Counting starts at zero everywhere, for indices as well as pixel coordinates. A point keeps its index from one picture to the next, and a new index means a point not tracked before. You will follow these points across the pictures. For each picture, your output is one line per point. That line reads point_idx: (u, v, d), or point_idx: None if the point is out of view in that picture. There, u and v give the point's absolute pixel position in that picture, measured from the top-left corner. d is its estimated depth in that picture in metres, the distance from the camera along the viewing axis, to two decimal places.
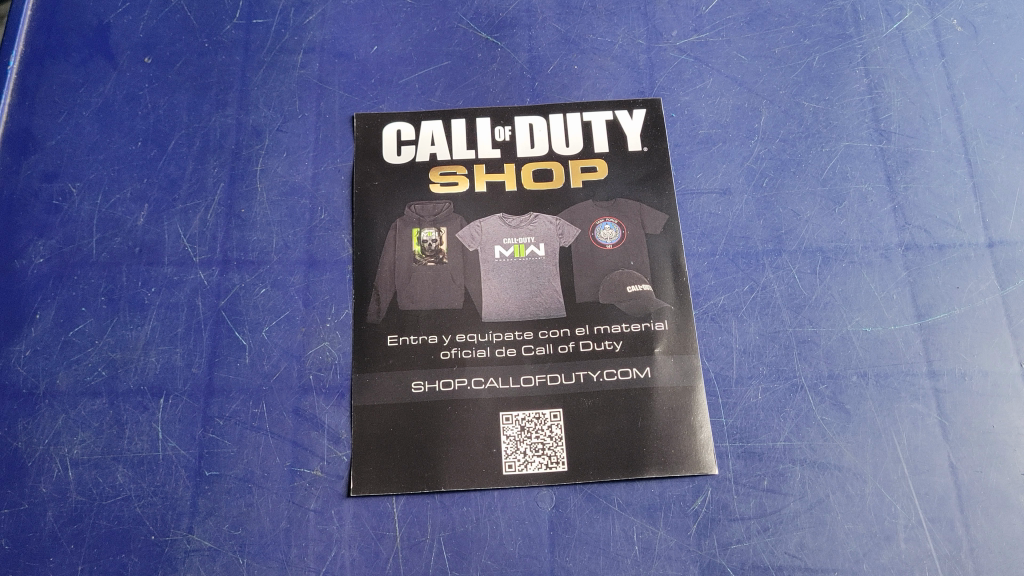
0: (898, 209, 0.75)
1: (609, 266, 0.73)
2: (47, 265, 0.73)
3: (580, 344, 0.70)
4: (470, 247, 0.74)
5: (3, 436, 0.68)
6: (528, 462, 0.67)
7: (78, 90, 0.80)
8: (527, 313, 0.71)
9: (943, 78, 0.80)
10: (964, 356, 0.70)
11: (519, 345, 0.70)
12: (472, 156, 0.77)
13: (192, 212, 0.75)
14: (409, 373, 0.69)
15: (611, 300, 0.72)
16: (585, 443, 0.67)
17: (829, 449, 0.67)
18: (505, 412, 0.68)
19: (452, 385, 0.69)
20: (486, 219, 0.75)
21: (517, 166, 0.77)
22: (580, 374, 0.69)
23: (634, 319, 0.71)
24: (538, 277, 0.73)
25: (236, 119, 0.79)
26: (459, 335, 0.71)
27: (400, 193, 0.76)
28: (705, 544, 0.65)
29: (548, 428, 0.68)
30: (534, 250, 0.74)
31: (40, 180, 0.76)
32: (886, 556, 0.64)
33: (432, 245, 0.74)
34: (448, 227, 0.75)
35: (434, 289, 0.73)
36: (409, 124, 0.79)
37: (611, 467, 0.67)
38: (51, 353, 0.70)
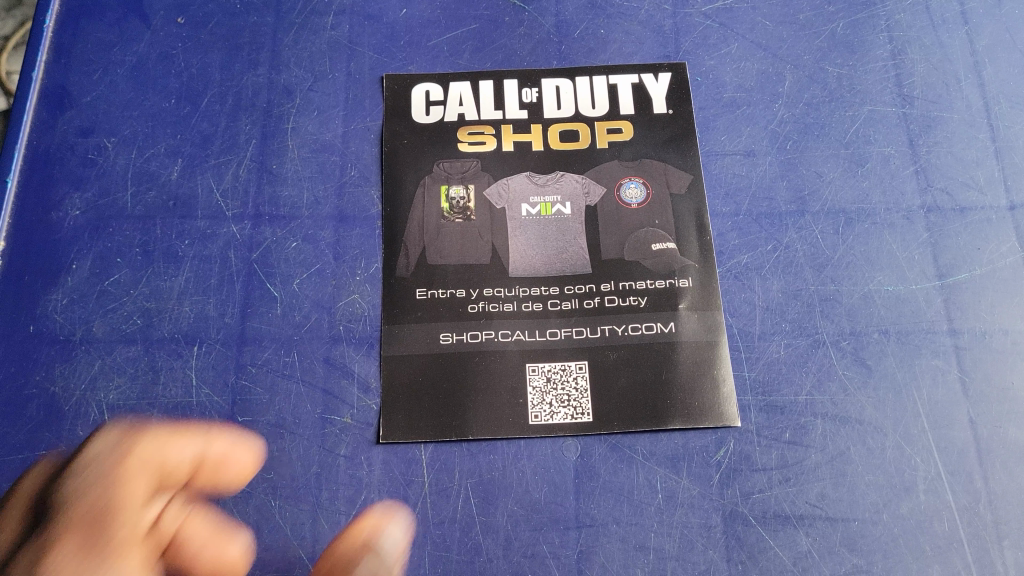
0: (921, 171, 0.76)
1: (634, 223, 0.74)
2: (83, 217, 0.75)
3: (605, 299, 0.72)
4: (497, 205, 0.75)
5: (40, 381, 0.69)
6: (554, 412, 0.68)
7: (113, 49, 0.82)
8: (553, 269, 0.73)
9: (966, 45, 0.81)
10: (985, 315, 0.71)
11: (546, 300, 0.72)
12: (499, 117, 0.78)
13: (224, 167, 0.77)
14: (438, 325, 0.71)
15: (636, 257, 0.73)
16: (610, 395, 0.69)
17: (850, 404, 0.68)
18: (531, 364, 0.70)
19: (479, 337, 0.70)
20: (513, 177, 0.76)
21: (544, 127, 0.78)
22: (606, 328, 0.71)
23: (659, 275, 0.72)
24: (564, 235, 0.74)
25: (268, 78, 0.80)
26: (486, 290, 0.72)
27: (429, 151, 0.77)
28: (727, 493, 0.66)
29: (574, 379, 0.69)
30: (561, 208, 0.75)
31: (76, 136, 0.78)
32: (905, 506, 0.65)
33: (460, 202, 0.75)
34: (476, 185, 0.76)
35: (461, 245, 0.74)
36: (437, 85, 0.80)
37: (636, 418, 0.68)
38: (87, 302, 0.72)
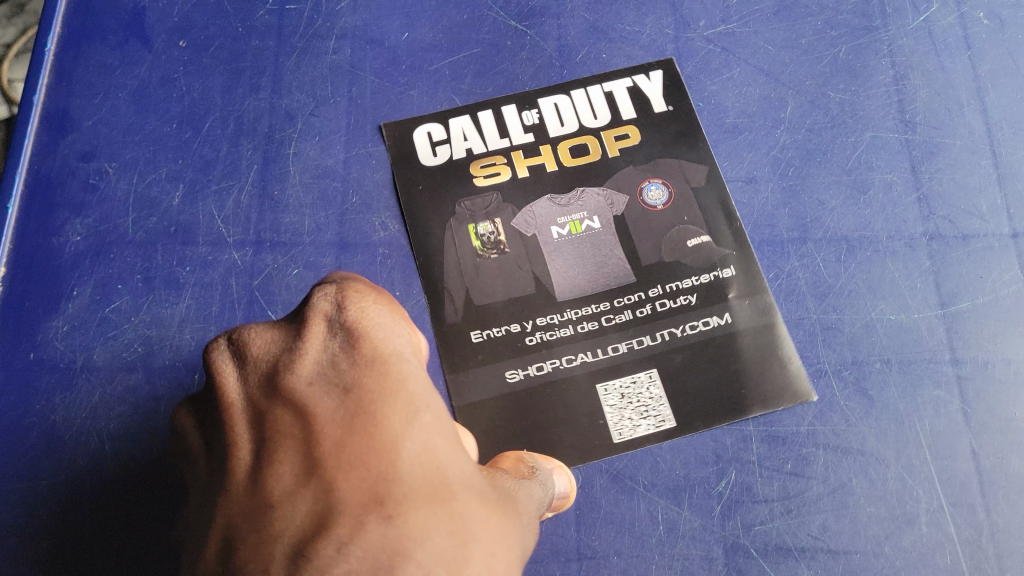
0: (923, 199, 0.76)
1: (667, 223, 0.75)
2: (85, 242, 0.75)
3: (656, 304, 0.72)
4: (528, 233, 0.75)
5: (41, 409, 0.69)
6: (637, 426, 0.69)
7: (114, 72, 0.82)
8: (598, 284, 0.73)
9: (968, 70, 0.81)
10: (987, 344, 0.71)
11: (600, 317, 0.72)
12: (507, 144, 0.78)
13: (226, 193, 0.77)
14: (501, 365, 0.70)
15: (675, 257, 0.74)
16: (686, 396, 0.69)
17: (852, 434, 0.68)
18: (601, 384, 0.70)
19: (544, 368, 0.70)
20: (536, 202, 0.76)
21: (553, 147, 0.78)
22: (663, 333, 0.71)
23: (701, 271, 0.73)
24: (601, 249, 0.74)
25: (270, 102, 0.80)
26: (540, 319, 0.72)
27: (447, 192, 0.76)
28: (729, 525, 0.66)
29: (646, 389, 0.69)
30: (590, 223, 0.75)
31: (78, 160, 0.78)
32: (907, 539, 0.65)
33: (490, 236, 0.74)
34: (502, 217, 0.75)
35: (506, 279, 0.73)
36: (437, 123, 0.79)
37: (717, 414, 0.69)
38: (88, 330, 0.72)
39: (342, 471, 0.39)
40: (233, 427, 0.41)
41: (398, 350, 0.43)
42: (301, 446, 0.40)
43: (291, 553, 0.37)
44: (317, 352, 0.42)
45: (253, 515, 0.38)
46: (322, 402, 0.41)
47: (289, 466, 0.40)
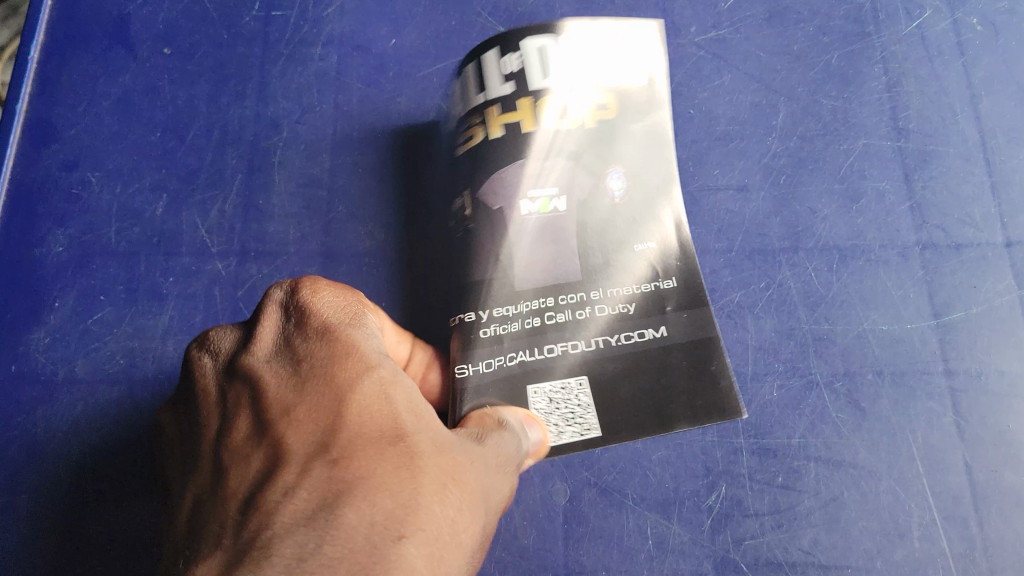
0: (916, 208, 0.75)
1: (622, 224, 0.71)
2: (67, 253, 0.74)
3: (596, 309, 0.69)
4: (496, 206, 0.70)
5: (22, 423, 0.68)
6: (561, 431, 0.66)
7: (98, 80, 0.80)
8: (551, 277, 0.69)
9: (962, 77, 0.80)
10: (981, 355, 0.70)
11: (542, 313, 0.69)
12: (484, 98, 0.72)
13: (210, 202, 0.76)
14: (451, 358, 0.67)
15: (622, 262, 0.70)
16: (615, 408, 0.66)
17: (844, 447, 0.67)
18: (532, 387, 0.66)
19: (493, 365, 0.67)
20: (507, 168, 0.70)
21: (534, 101, 0.72)
22: (600, 340, 0.68)
23: (644, 280, 0.70)
24: (563, 237, 0.70)
25: (255, 111, 0.79)
26: (495, 311, 0.68)
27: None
28: (719, 539, 0.65)
29: (576, 396, 0.66)
30: (557, 206, 0.71)
31: (60, 170, 0.77)
32: (900, 553, 0.64)
33: (459, 211, 0.71)
34: (472, 186, 0.70)
35: (466, 261, 0.70)
36: None
37: (644, 427, 0.66)
38: (69, 341, 0.71)
39: (291, 428, 0.46)
40: (207, 408, 0.49)
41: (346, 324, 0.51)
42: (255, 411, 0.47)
43: (246, 501, 0.43)
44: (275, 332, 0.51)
45: (220, 474, 0.45)
46: (273, 374, 0.48)
47: (246, 425, 0.47)
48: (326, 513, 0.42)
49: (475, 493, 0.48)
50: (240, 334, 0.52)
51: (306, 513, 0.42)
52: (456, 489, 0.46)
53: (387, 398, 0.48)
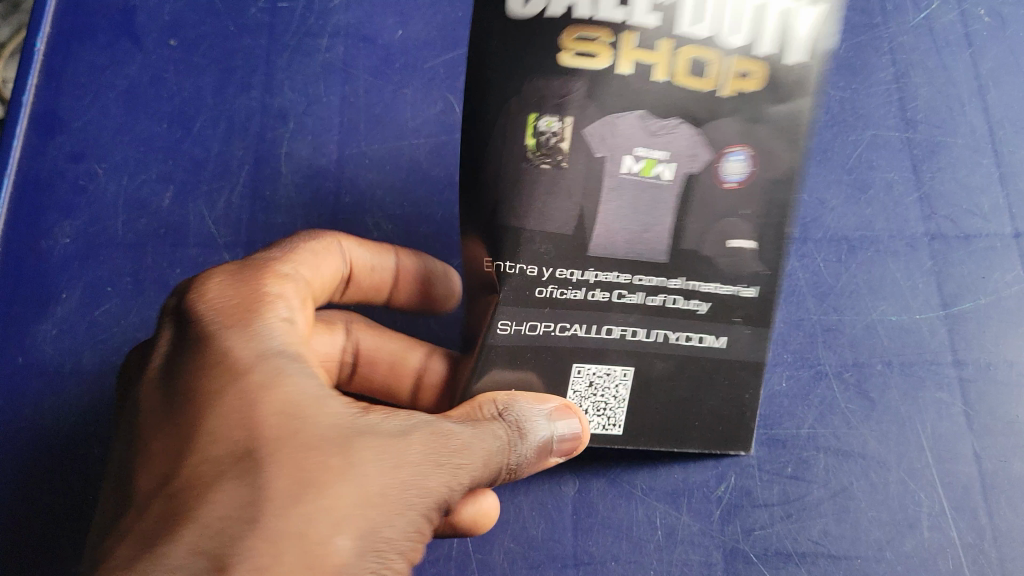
0: (924, 198, 0.75)
1: (723, 207, 0.60)
2: (74, 245, 0.74)
3: (670, 299, 0.61)
4: (598, 152, 0.57)
5: (32, 414, 0.69)
6: (587, 419, 0.62)
7: (103, 71, 0.80)
8: (631, 251, 0.60)
9: (971, 68, 0.79)
10: (990, 346, 0.70)
11: (613, 288, 0.60)
12: (621, 17, 0.55)
13: (217, 194, 0.76)
14: (499, 310, 0.59)
15: (711, 253, 0.61)
16: (647, 412, 0.63)
17: (852, 437, 0.67)
18: (578, 365, 0.61)
19: (538, 329, 0.60)
20: (620, 114, 0.57)
21: (674, 47, 0.56)
22: (660, 333, 0.62)
23: (728, 279, 0.62)
24: (654, 211, 0.60)
25: (261, 102, 0.79)
26: (560, 272, 0.59)
27: (503, 77, 0.55)
28: (728, 529, 0.65)
29: (616, 386, 0.62)
30: (663, 172, 0.59)
31: (67, 162, 0.77)
32: (909, 544, 0.64)
33: (550, 138, 0.57)
34: (576, 117, 0.56)
35: (549, 205, 0.58)
36: None
37: (661, 439, 0.64)
38: (77, 333, 0.71)
39: (152, 456, 0.47)
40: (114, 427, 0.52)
41: (235, 325, 0.51)
42: (133, 438, 0.49)
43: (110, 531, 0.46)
44: (165, 346, 0.52)
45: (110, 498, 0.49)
46: (152, 394, 0.50)
47: (128, 453, 0.49)
48: (150, 551, 0.43)
49: (352, 492, 0.45)
50: (145, 347, 0.54)
51: (135, 552, 0.43)
52: (318, 494, 0.45)
53: (248, 403, 0.47)
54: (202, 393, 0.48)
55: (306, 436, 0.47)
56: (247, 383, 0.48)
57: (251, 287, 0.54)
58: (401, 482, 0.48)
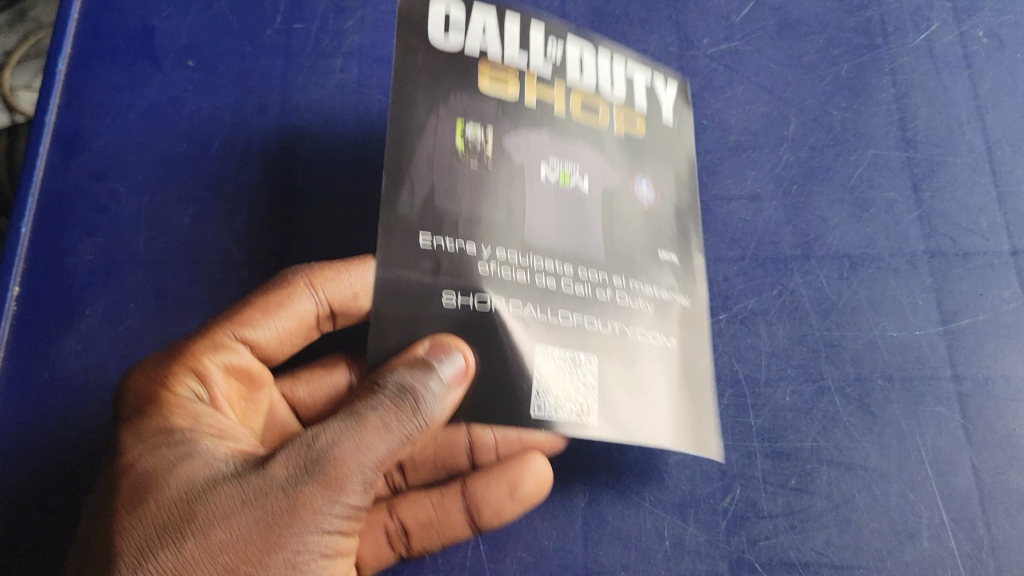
0: (923, 216, 0.77)
1: (642, 224, 0.67)
2: (97, 262, 0.75)
3: (616, 294, 0.62)
4: (515, 158, 0.63)
5: (55, 428, 0.70)
6: (560, 406, 0.56)
7: (123, 91, 0.82)
8: (568, 246, 0.62)
9: (969, 88, 0.82)
10: (987, 360, 0.72)
11: (560, 277, 0.60)
12: (523, 61, 0.67)
13: (236, 212, 0.78)
14: (438, 283, 0.56)
15: (641, 258, 0.65)
16: (613, 400, 0.58)
17: (854, 450, 0.69)
18: (541, 347, 0.57)
19: (487, 303, 0.57)
20: (534, 134, 0.65)
21: (566, 90, 0.68)
22: (617, 328, 0.61)
23: (665, 285, 0.65)
24: (580, 211, 0.65)
25: (278, 122, 0.81)
26: (499, 251, 0.59)
27: (424, 88, 0.62)
28: (734, 540, 0.66)
29: (584, 374, 0.58)
30: (579, 182, 0.66)
31: (89, 180, 0.78)
32: (910, 554, 0.66)
33: (477, 144, 0.62)
34: (495, 129, 0.64)
35: (473, 191, 0.60)
36: (459, 6, 0.65)
37: (640, 427, 0.58)
38: (100, 348, 0.73)
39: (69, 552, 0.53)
40: None
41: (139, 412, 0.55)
42: None
43: None
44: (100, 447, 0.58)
45: None
46: None
47: None
48: None
49: (196, 547, 0.47)
50: None
51: None
52: (172, 554, 0.47)
53: (120, 484, 0.50)
54: (100, 478, 0.53)
55: (168, 503, 0.49)
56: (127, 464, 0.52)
57: (165, 372, 0.58)
58: (252, 521, 0.48)
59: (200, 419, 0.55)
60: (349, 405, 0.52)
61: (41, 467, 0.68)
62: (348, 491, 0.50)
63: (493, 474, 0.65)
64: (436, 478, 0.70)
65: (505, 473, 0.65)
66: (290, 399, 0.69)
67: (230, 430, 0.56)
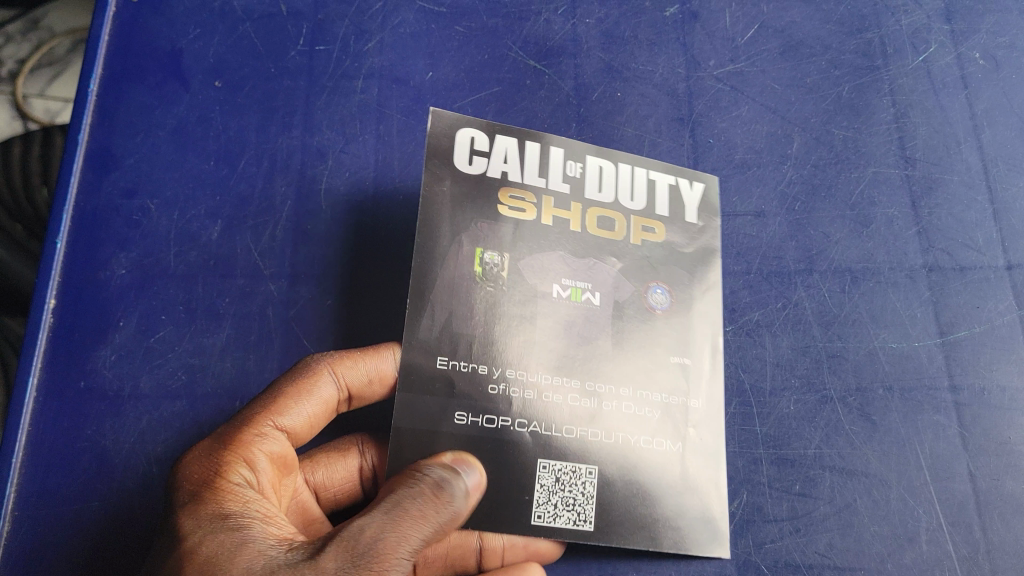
0: (922, 232, 0.80)
1: (655, 332, 0.71)
2: (130, 275, 0.79)
3: (623, 404, 0.68)
4: (530, 279, 0.70)
5: (91, 435, 0.73)
6: (558, 515, 0.64)
7: (153, 111, 0.85)
8: (577, 360, 0.68)
9: (966, 109, 0.86)
10: (983, 371, 0.75)
11: (566, 393, 0.67)
12: (542, 185, 0.73)
13: (262, 227, 0.81)
14: (452, 404, 0.65)
15: (653, 365, 0.70)
16: (611, 506, 0.65)
17: (856, 456, 0.72)
18: (543, 460, 0.65)
19: (495, 423, 0.65)
20: (548, 253, 0.71)
21: (584, 208, 0.74)
22: (621, 435, 0.67)
23: (675, 390, 0.70)
24: (589, 327, 0.70)
25: (302, 140, 0.85)
26: (509, 371, 0.67)
27: (448, 218, 0.70)
28: (742, 543, 0.69)
29: (583, 483, 0.65)
30: (590, 297, 0.71)
31: (121, 197, 0.82)
32: (909, 556, 0.69)
33: (493, 267, 0.69)
34: (512, 253, 0.70)
35: (488, 315, 0.68)
36: (483, 133, 0.73)
37: (634, 531, 0.65)
38: (134, 359, 0.76)
39: None
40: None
41: (192, 498, 0.57)
42: None
43: None
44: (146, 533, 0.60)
45: None
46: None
47: None
48: None
49: None
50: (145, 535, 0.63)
51: None
52: None
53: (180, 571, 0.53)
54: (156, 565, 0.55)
55: None
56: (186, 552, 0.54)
57: (213, 458, 0.60)
58: None
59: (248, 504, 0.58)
60: (390, 496, 0.56)
61: (80, 473, 0.71)
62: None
63: None
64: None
65: None
66: (312, 486, 0.69)
67: (273, 516, 0.59)
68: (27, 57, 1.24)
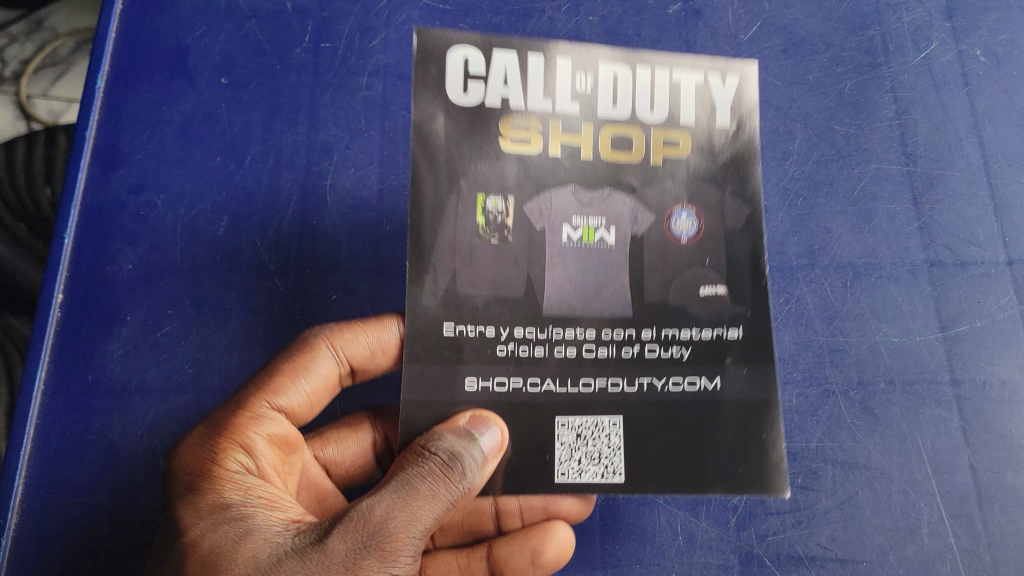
0: (923, 228, 0.81)
1: (681, 262, 0.62)
2: (136, 270, 0.79)
3: (646, 348, 0.61)
4: (537, 225, 0.62)
5: (100, 428, 0.74)
6: (583, 471, 0.59)
7: (160, 107, 0.86)
8: (590, 307, 0.61)
9: (967, 105, 0.86)
10: (984, 365, 0.76)
11: (581, 344, 0.61)
12: (548, 108, 0.62)
13: (268, 223, 0.82)
14: (461, 369, 0.60)
15: (680, 302, 0.62)
16: (642, 454, 0.60)
17: (858, 450, 0.73)
18: (561, 417, 0.60)
19: (507, 386, 0.60)
20: (557, 188, 0.62)
21: (596, 130, 0.63)
22: (644, 381, 0.61)
23: (705, 324, 0.62)
24: (606, 268, 0.62)
25: (307, 136, 0.85)
26: (518, 329, 0.61)
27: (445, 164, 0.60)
28: (743, 535, 0.70)
29: (606, 436, 0.59)
30: (604, 235, 0.62)
31: (128, 192, 0.82)
32: (910, 549, 0.70)
33: (499, 217, 0.61)
34: (517, 197, 0.61)
35: (496, 271, 0.61)
36: (478, 50, 0.62)
37: (674, 480, 0.59)
38: (141, 353, 0.76)
39: None
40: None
41: (192, 489, 0.58)
42: None
43: None
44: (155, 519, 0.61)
45: None
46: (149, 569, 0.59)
47: None
48: None
49: None
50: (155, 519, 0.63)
51: None
52: None
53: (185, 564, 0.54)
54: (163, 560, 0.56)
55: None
56: (191, 543, 0.55)
57: (211, 447, 0.60)
58: None
59: (251, 491, 0.58)
60: (399, 475, 0.56)
61: (90, 465, 0.72)
62: (397, 560, 0.54)
63: (517, 542, 0.68)
64: (461, 542, 0.72)
65: (528, 541, 0.67)
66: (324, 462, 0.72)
67: (278, 500, 0.59)
68: (31, 57, 1.25)
